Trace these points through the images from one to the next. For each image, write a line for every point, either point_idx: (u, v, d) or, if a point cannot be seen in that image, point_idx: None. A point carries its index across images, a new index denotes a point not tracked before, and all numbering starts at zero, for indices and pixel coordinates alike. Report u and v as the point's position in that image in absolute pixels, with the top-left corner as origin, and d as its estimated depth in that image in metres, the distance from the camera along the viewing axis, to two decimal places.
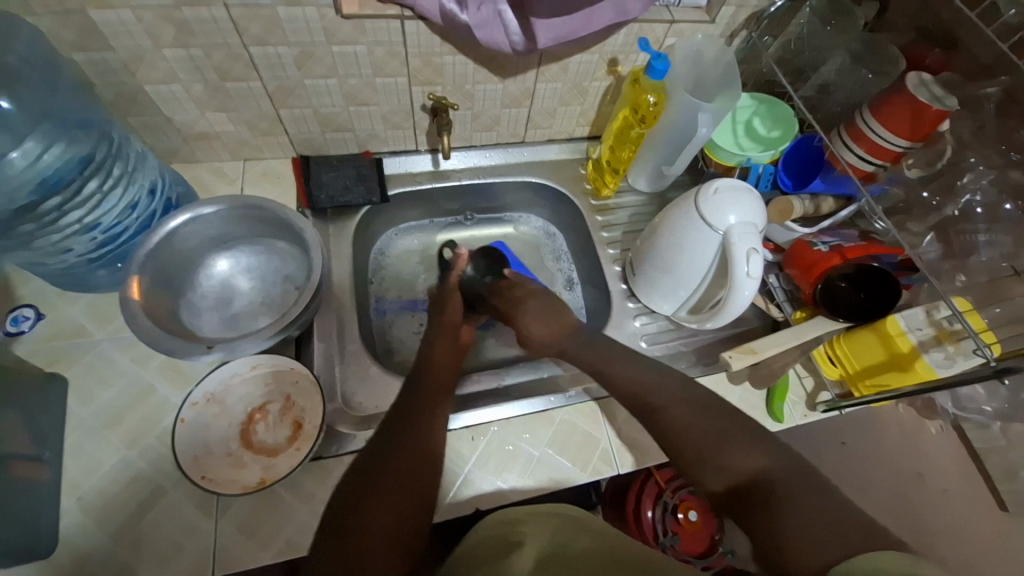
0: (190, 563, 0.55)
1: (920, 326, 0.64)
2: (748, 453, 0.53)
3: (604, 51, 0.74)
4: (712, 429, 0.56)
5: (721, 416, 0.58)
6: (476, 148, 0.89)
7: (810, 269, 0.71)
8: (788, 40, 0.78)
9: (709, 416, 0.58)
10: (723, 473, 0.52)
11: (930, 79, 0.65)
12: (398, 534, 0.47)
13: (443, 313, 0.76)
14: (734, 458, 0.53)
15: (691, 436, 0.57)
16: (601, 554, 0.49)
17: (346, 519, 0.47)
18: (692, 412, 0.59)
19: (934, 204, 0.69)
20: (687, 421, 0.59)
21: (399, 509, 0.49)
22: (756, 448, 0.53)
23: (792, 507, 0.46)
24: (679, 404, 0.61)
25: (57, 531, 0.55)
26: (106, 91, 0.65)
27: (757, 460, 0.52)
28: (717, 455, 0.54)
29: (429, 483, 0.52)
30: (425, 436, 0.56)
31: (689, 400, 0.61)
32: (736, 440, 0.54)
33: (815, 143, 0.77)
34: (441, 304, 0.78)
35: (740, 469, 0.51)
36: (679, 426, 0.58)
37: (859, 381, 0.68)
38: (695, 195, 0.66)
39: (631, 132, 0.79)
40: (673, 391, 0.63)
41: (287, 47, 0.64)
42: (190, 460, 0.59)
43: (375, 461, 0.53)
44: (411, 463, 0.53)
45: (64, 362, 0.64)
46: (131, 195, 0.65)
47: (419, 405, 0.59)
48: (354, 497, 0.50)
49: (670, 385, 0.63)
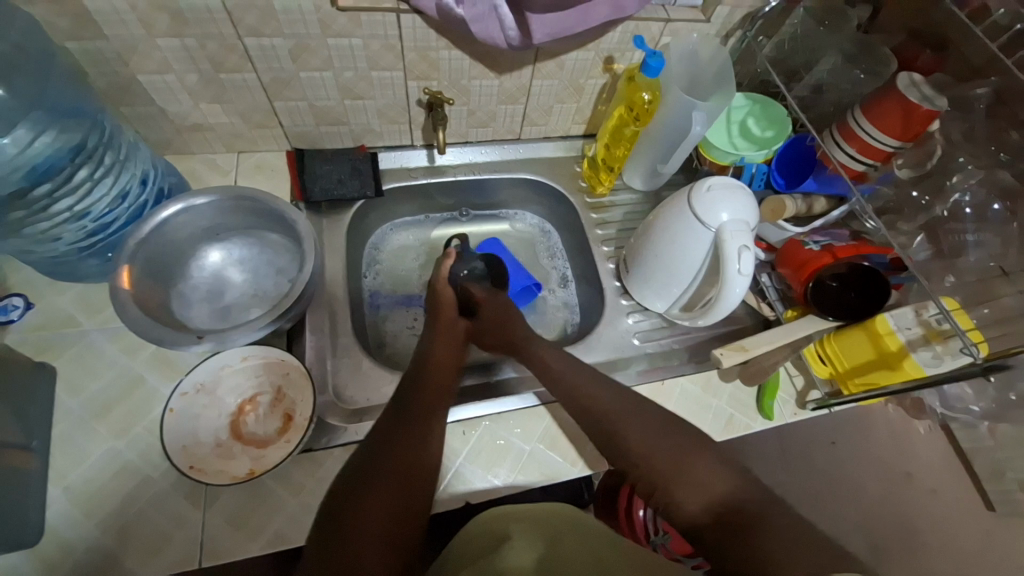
0: (176, 554, 0.55)
1: (909, 325, 0.64)
2: (715, 471, 0.48)
3: (599, 49, 0.74)
4: (677, 444, 0.51)
5: (692, 435, 0.52)
6: (471, 145, 0.89)
7: (801, 268, 0.71)
8: (782, 40, 0.78)
9: (669, 437, 0.52)
10: (698, 496, 0.47)
11: (921, 80, 0.65)
12: (391, 532, 0.46)
13: (437, 308, 0.73)
14: (703, 476, 0.48)
15: (656, 457, 0.51)
16: (590, 554, 0.49)
17: (336, 518, 0.47)
18: (652, 431, 0.53)
19: (923, 204, 0.69)
20: (649, 435, 0.53)
21: (391, 512, 0.47)
22: (723, 469, 0.49)
23: (766, 540, 0.43)
24: (638, 414, 0.56)
25: (43, 521, 0.55)
26: (99, 80, 0.65)
27: (719, 485, 0.47)
28: (686, 478, 0.48)
29: (421, 489, 0.50)
30: (420, 434, 0.55)
31: (653, 414, 0.55)
32: (704, 455, 0.50)
33: (807, 143, 0.77)
34: (433, 302, 0.74)
35: (713, 492, 0.47)
36: (639, 446, 0.52)
37: (848, 380, 0.68)
38: (688, 192, 0.67)
39: (626, 130, 0.79)
40: (628, 406, 0.57)
41: (282, 39, 0.64)
42: (178, 450, 0.59)
43: (362, 465, 0.51)
44: (396, 467, 0.51)
45: (54, 351, 0.63)
46: (122, 184, 0.65)
47: (421, 401, 0.59)
48: (342, 501, 0.48)
49: (635, 401, 0.58)
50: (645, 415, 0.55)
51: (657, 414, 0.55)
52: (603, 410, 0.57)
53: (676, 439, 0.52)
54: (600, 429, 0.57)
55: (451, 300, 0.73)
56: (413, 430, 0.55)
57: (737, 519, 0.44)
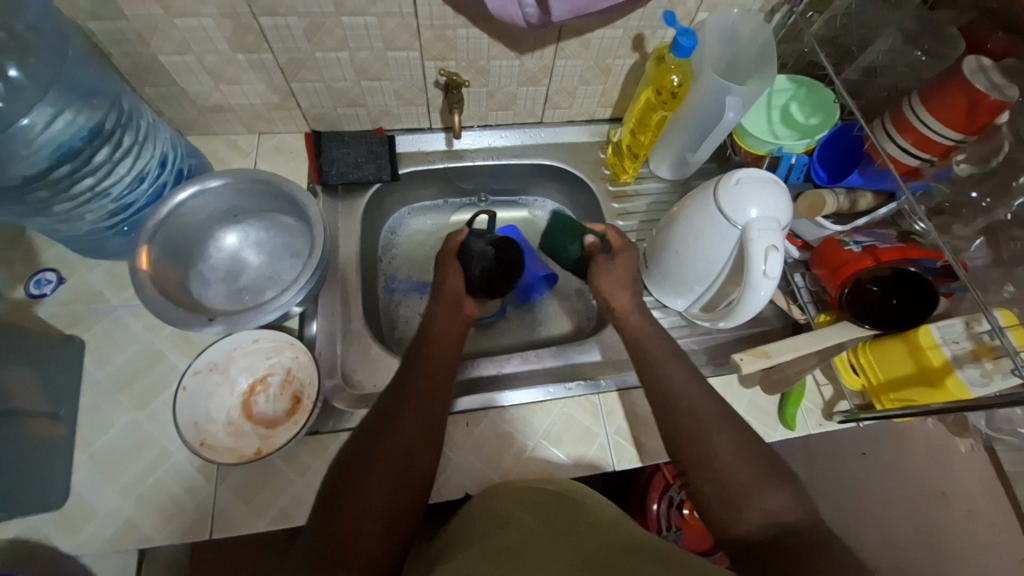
0: (190, 523, 0.57)
1: (957, 339, 0.58)
2: (785, 496, 0.48)
3: (628, 26, 0.69)
4: (756, 460, 0.51)
5: (761, 452, 0.51)
6: (492, 128, 0.86)
7: (838, 270, 0.65)
8: (834, 16, 0.71)
9: (746, 444, 0.52)
10: (758, 515, 0.47)
11: (991, 64, 0.58)
12: (391, 512, 0.47)
13: (443, 283, 0.69)
14: (769, 494, 0.48)
15: (736, 468, 0.50)
16: (594, 528, 0.49)
17: (336, 498, 0.47)
18: (736, 438, 0.52)
19: (983, 206, 0.62)
20: (733, 450, 0.51)
21: (392, 493, 0.48)
22: (789, 496, 0.48)
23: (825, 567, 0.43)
24: (718, 423, 0.53)
25: (69, 484, 0.58)
26: (123, 60, 0.66)
27: (790, 507, 0.48)
28: (756, 495, 0.48)
29: (421, 467, 0.51)
30: (428, 410, 0.54)
31: (732, 421, 0.53)
32: (773, 477, 0.49)
33: (856, 132, 0.70)
34: (439, 275, 0.70)
35: (778, 516, 0.47)
36: (723, 454, 0.51)
37: (882, 394, 0.63)
38: (715, 183, 0.62)
39: (653, 115, 0.74)
40: (713, 409, 0.54)
41: (297, 18, 0.63)
42: (190, 426, 0.61)
43: (362, 443, 0.51)
44: (392, 448, 0.50)
45: (82, 325, 0.66)
46: (141, 165, 0.66)
47: (423, 378, 0.57)
48: (346, 477, 0.48)
49: (714, 401, 0.55)
50: (727, 420, 0.53)
51: (742, 429, 0.53)
52: (683, 408, 0.55)
53: (747, 447, 0.52)
54: (677, 430, 0.54)
55: (458, 275, 0.69)
56: (415, 406, 0.54)
57: (788, 539, 0.45)
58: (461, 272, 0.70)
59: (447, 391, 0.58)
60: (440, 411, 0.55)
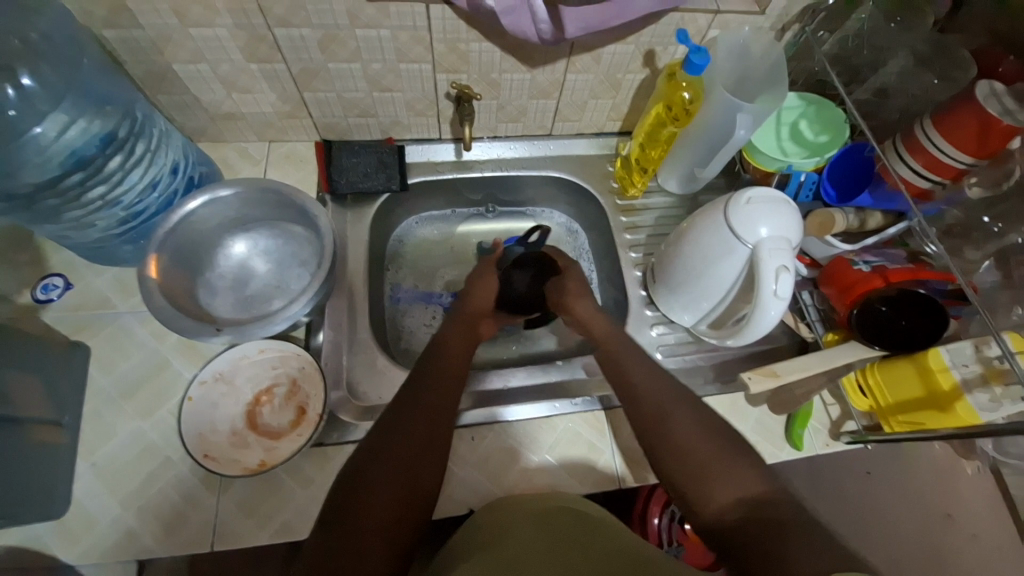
0: (191, 535, 0.57)
1: (966, 362, 0.57)
2: (748, 476, 0.48)
3: (639, 42, 0.70)
4: (720, 442, 0.50)
5: (722, 433, 0.51)
6: (502, 139, 0.86)
7: (847, 290, 0.65)
8: (846, 36, 0.71)
9: (712, 431, 0.51)
10: (726, 494, 0.47)
11: (1003, 89, 0.58)
12: (393, 516, 0.47)
13: (472, 295, 0.71)
14: (731, 474, 0.48)
15: (698, 453, 0.50)
16: (587, 536, 0.50)
17: (340, 503, 0.48)
18: (701, 425, 0.52)
19: (995, 230, 0.62)
20: (695, 434, 0.51)
21: (395, 499, 0.48)
22: (749, 472, 0.48)
23: (790, 541, 0.42)
24: (684, 410, 0.53)
25: (71, 492, 0.58)
26: (136, 69, 0.66)
27: (754, 485, 0.47)
28: (720, 475, 0.48)
29: (425, 477, 0.51)
30: (432, 415, 0.55)
31: (698, 408, 0.54)
32: (738, 457, 0.49)
33: (866, 153, 0.70)
34: (470, 288, 0.73)
35: (745, 494, 0.46)
36: (686, 438, 0.51)
37: (891, 416, 0.63)
38: (726, 201, 0.62)
39: (663, 130, 0.74)
40: (678, 398, 0.55)
41: (311, 29, 0.63)
42: (195, 436, 0.61)
43: (371, 447, 0.51)
44: (397, 453, 0.51)
45: (89, 331, 0.66)
46: (154, 172, 0.66)
47: (429, 383, 0.58)
48: (351, 477, 0.49)
49: (678, 391, 0.55)
50: (693, 407, 0.54)
51: (708, 414, 0.53)
52: (650, 396, 0.55)
53: (708, 431, 0.51)
54: (645, 417, 0.55)
55: (487, 293, 0.72)
56: (419, 411, 0.55)
57: (762, 517, 0.44)
58: (491, 292, 0.72)
59: (456, 400, 0.58)
60: (450, 414, 0.56)
